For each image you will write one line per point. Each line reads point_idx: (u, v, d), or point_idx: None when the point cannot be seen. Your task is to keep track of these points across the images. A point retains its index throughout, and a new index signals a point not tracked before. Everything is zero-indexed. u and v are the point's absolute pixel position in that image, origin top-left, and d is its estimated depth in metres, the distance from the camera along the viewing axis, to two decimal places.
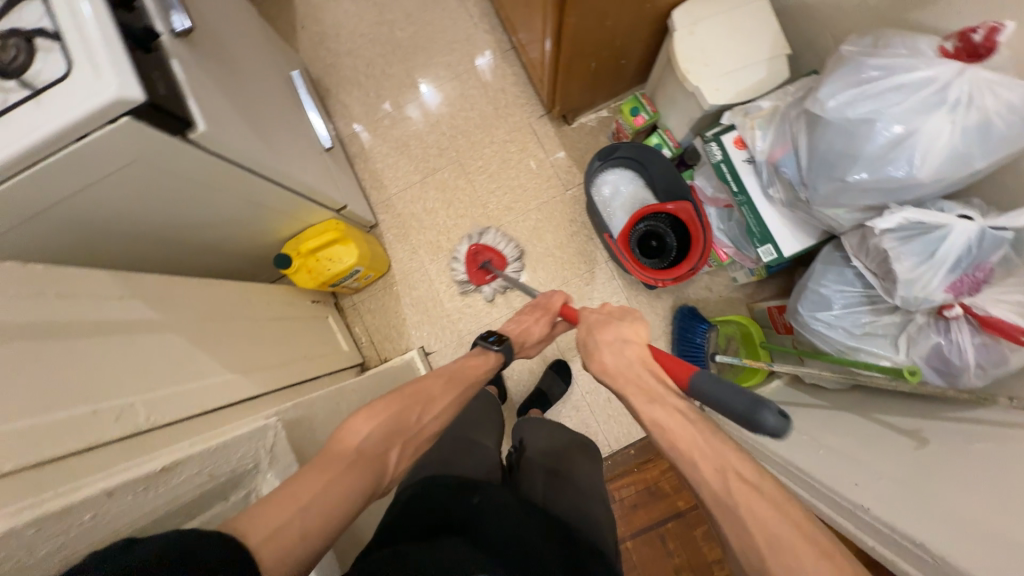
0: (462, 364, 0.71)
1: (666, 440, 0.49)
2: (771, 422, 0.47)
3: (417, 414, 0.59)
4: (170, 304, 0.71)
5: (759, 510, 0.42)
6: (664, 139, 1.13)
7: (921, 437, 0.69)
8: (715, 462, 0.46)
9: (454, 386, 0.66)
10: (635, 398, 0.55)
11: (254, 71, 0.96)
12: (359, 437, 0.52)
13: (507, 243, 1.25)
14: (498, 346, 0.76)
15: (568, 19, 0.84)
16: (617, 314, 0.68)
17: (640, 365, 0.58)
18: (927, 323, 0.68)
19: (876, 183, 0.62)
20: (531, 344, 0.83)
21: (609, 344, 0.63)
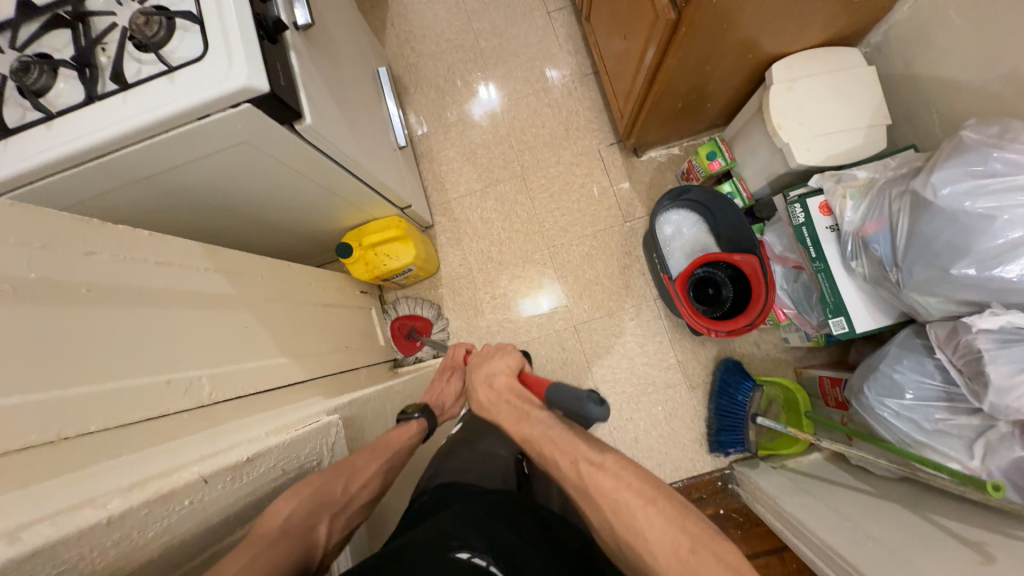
0: (391, 433, 0.68)
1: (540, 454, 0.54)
2: (596, 412, 0.50)
3: (344, 484, 0.55)
4: (244, 281, 0.74)
5: (603, 484, 0.47)
6: (737, 187, 1.11)
7: (987, 551, 0.64)
8: (569, 458, 0.51)
9: (380, 455, 0.62)
10: (509, 424, 0.60)
11: (349, 64, 0.99)
12: (282, 518, 0.48)
13: (425, 307, 1.26)
14: (417, 414, 0.73)
15: (670, 60, 0.85)
16: (492, 351, 0.71)
17: (507, 394, 0.63)
18: (1010, 434, 0.64)
19: (979, 280, 0.60)
20: (451, 405, 0.85)
21: (484, 379, 0.67)
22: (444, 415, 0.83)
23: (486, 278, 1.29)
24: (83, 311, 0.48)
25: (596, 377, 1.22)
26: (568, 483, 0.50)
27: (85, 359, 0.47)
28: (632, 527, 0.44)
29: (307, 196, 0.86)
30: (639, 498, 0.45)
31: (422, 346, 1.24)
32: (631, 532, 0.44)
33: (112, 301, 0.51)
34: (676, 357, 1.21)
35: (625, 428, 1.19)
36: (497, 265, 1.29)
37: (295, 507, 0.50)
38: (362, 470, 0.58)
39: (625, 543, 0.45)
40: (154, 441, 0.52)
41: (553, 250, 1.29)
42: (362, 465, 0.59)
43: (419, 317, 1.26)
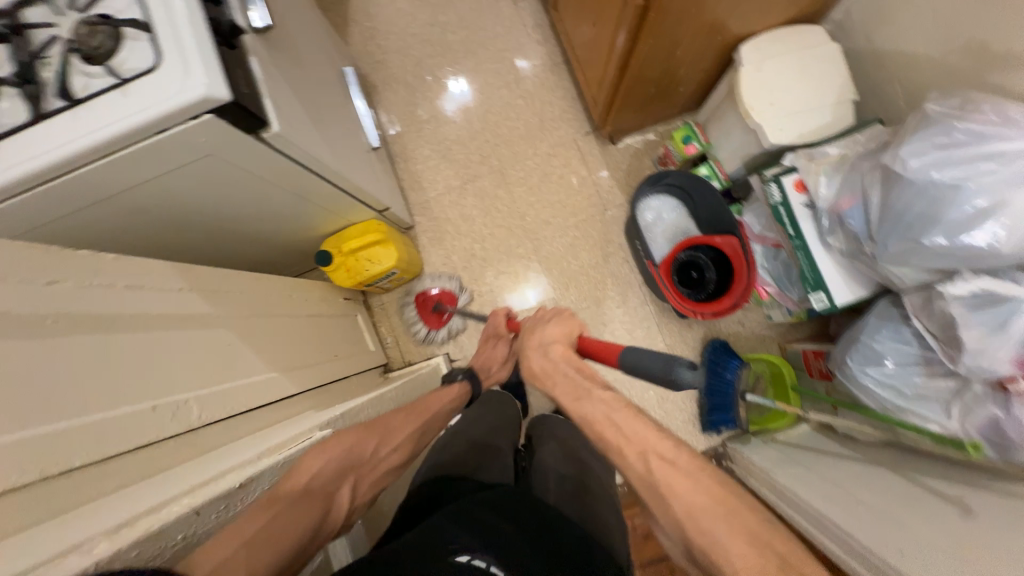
0: (426, 400, 0.80)
1: (594, 434, 0.54)
2: (687, 376, 0.56)
3: (376, 445, 0.64)
4: (223, 298, 0.71)
5: (678, 486, 0.47)
6: (714, 170, 1.12)
7: (968, 506, 0.68)
8: (637, 448, 0.50)
9: (412, 420, 0.73)
10: (566, 396, 0.60)
11: (313, 65, 0.95)
12: (314, 473, 0.54)
13: (448, 278, 1.24)
14: (461, 376, 0.94)
15: (641, 46, 0.85)
16: (549, 316, 0.74)
17: (565, 363, 0.65)
18: (985, 394, 0.66)
19: (951, 249, 0.61)
20: (498, 367, 1.05)
21: (537, 347, 0.68)
22: (490, 375, 1.04)
23: (472, 275, 1.28)
24: (53, 345, 0.45)
25: None
26: (630, 474, 0.50)
27: (59, 394, 0.44)
28: (705, 533, 0.44)
29: (281, 204, 0.84)
30: (717, 507, 0.45)
31: (449, 317, 1.23)
32: (699, 537, 0.44)
33: (83, 332, 0.49)
34: (664, 341, 1.23)
35: None
36: (482, 261, 1.28)
37: (326, 464, 0.55)
38: (394, 433, 0.68)
39: (694, 546, 0.45)
40: (141, 472, 0.50)
41: (537, 242, 1.28)
42: (396, 430, 0.69)
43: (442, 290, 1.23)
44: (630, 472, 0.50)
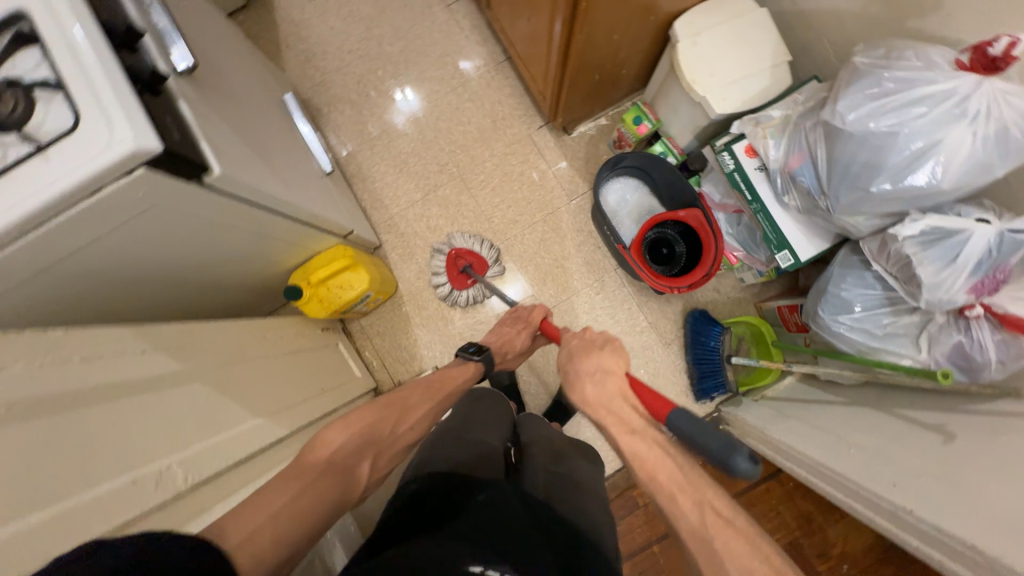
0: (441, 376, 0.86)
1: (644, 471, 0.53)
2: (743, 466, 0.51)
3: (392, 425, 0.69)
4: (193, 354, 0.69)
5: (733, 545, 0.46)
6: (668, 147, 1.13)
7: (948, 431, 0.72)
8: (694, 497, 0.50)
9: (428, 398, 0.79)
10: (616, 429, 0.59)
11: (248, 97, 0.92)
12: (333, 448, 0.59)
13: (483, 245, 1.24)
14: (479, 358, 0.91)
15: (578, 36, 0.85)
16: (599, 341, 0.73)
17: (620, 397, 0.63)
18: (947, 322, 0.71)
19: (897, 192, 0.64)
20: (513, 354, 0.99)
21: (590, 374, 0.67)
22: (503, 361, 0.98)
23: None
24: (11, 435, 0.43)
25: None
26: (682, 524, 0.49)
27: (24, 487, 0.41)
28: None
29: (239, 246, 0.81)
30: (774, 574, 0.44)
31: (474, 284, 1.22)
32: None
33: (40, 415, 0.46)
34: (647, 319, 1.25)
35: None
36: None
37: (346, 441, 0.61)
38: (411, 412, 0.73)
39: None
40: None
41: (507, 242, 1.28)
42: (413, 408, 0.75)
43: (477, 255, 1.23)
44: (682, 522, 0.49)
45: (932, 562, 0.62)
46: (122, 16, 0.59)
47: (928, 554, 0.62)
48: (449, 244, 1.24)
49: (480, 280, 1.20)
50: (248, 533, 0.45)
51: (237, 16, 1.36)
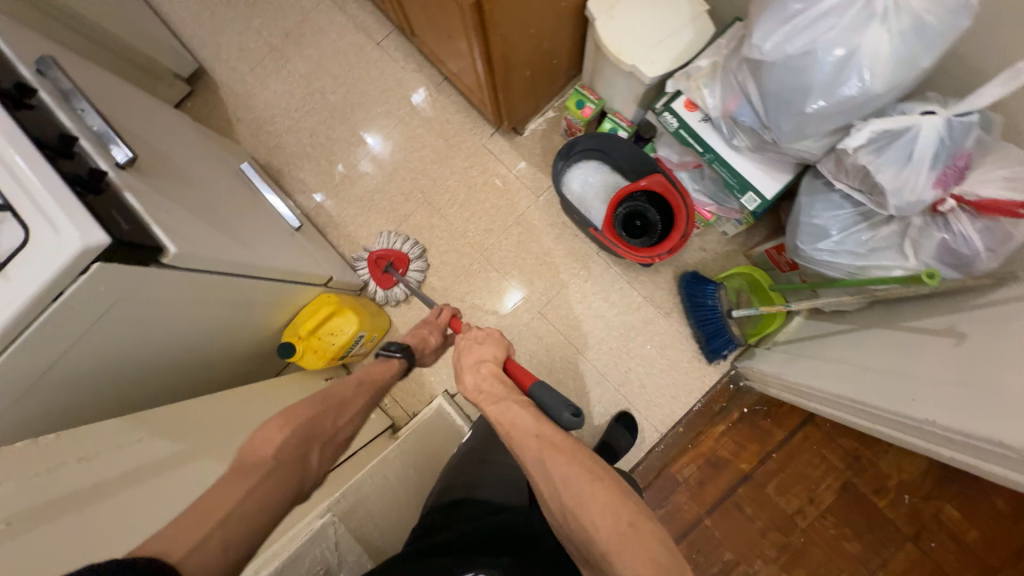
0: (366, 370, 0.76)
1: (504, 429, 0.59)
2: (568, 419, 0.61)
3: (332, 419, 0.65)
4: (195, 433, 0.70)
5: (559, 462, 0.52)
6: (616, 122, 1.12)
7: (958, 332, 0.69)
8: (536, 433, 0.56)
9: (365, 390, 0.72)
10: (485, 403, 0.63)
11: (200, 176, 0.94)
12: (275, 445, 0.57)
13: (404, 242, 1.27)
14: (399, 354, 0.80)
15: (493, 37, 0.86)
16: (479, 336, 0.74)
17: (495, 378, 0.66)
18: (925, 223, 0.69)
19: (834, 107, 0.62)
20: (428, 353, 0.90)
21: (472, 364, 0.69)
22: (418, 361, 0.88)
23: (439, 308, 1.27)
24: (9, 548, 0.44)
25: (580, 348, 1.24)
26: (524, 453, 0.56)
27: None
28: (578, 499, 0.50)
29: (219, 318, 0.82)
30: (586, 476, 0.51)
31: (396, 283, 1.25)
32: (570, 499, 0.50)
33: (39, 523, 0.47)
34: (640, 294, 1.23)
35: (628, 377, 1.22)
36: (443, 292, 1.28)
37: (287, 437, 0.58)
38: (348, 406, 0.68)
39: (566, 509, 0.50)
40: None
41: (487, 253, 1.29)
42: (350, 402, 0.69)
43: (398, 253, 1.26)
44: (524, 452, 0.55)
45: (973, 468, 0.61)
46: (53, 129, 0.62)
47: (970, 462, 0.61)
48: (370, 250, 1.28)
49: (400, 276, 1.23)
50: (191, 549, 0.45)
51: (185, 104, 1.41)
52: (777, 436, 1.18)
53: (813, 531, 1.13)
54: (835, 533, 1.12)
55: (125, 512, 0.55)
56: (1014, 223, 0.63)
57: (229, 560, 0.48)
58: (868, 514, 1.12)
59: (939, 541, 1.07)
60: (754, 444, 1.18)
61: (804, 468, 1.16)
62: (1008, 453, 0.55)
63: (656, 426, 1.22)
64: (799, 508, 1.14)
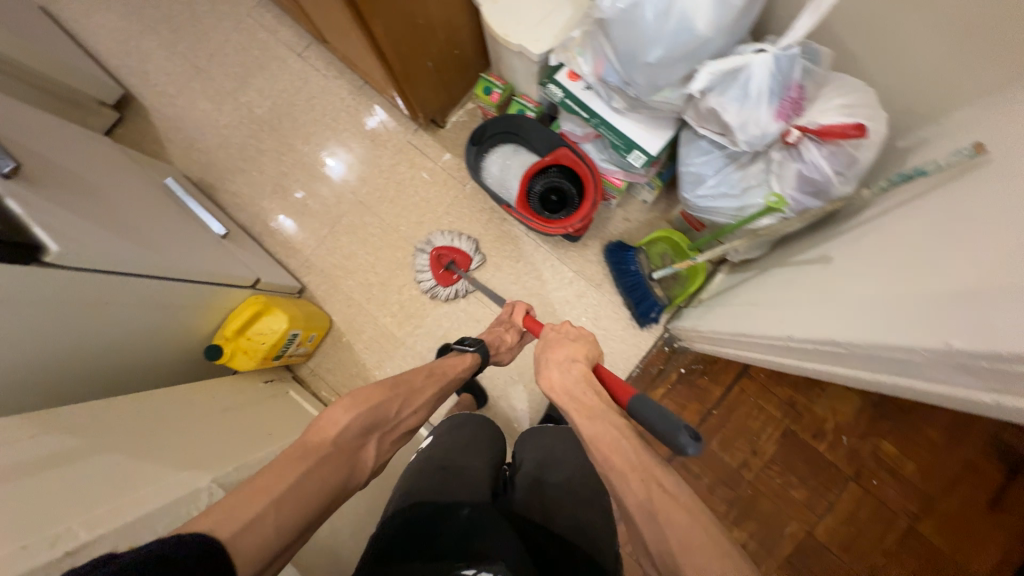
0: (442, 362, 0.84)
1: (600, 452, 0.55)
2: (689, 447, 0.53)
3: (397, 408, 0.70)
4: (102, 429, 0.72)
5: (678, 519, 0.49)
6: (523, 104, 1.17)
7: (825, 256, 0.72)
8: (642, 475, 0.52)
9: (434, 383, 0.79)
10: (577, 414, 0.61)
11: (109, 189, 0.96)
12: (340, 427, 0.62)
13: (463, 239, 1.26)
14: (473, 349, 0.89)
15: (376, 31, 0.90)
16: (572, 335, 0.75)
17: (585, 382, 0.65)
18: (783, 156, 0.73)
19: (673, 54, 0.67)
20: (504, 350, 0.98)
21: (558, 362, 0.69)
22: (494, 356, 0.97)
23: (379, 303, 1.30)
24: None
25: None
26: (629, 498, 0.52)
27: None
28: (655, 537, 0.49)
29: (124, 320, 0.84)
30: (715, 549, 0.47)
31: (459, 278, 1.25)
32: (688, 566, 0.46)
33: None
34: (571, 269, 1.27)
35: None
36: (382, 286, 1.31)
37: (351, 421, 0.63)
38: (416, 397, 0.74)
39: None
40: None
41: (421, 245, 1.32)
42: (419, 395, 0.75)
43: (460, 250, 1.24)
44: (630, 495, 0.52)
45: (829, 374, 0.64)
46: None
47: (821, 366, 0.64)
48: (429, 244, 1.26)
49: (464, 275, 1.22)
50: None
51: (115, 131, 1.44)
52: (715, 391, 1.19)
53: (761, 483, 1.14)
54: (782, 482, 1.14)
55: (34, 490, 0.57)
56: (856, 146, 0.66)
57: (278, 539, 0.50)
58: (811, 459, 1.14)
59: (880, 478, 1.11)
60: (695, 403, 1.19)
61: (745, 420, 1.17)
62: (847, 351, 0.57)
63: None
64: (744, 461, 1.16)
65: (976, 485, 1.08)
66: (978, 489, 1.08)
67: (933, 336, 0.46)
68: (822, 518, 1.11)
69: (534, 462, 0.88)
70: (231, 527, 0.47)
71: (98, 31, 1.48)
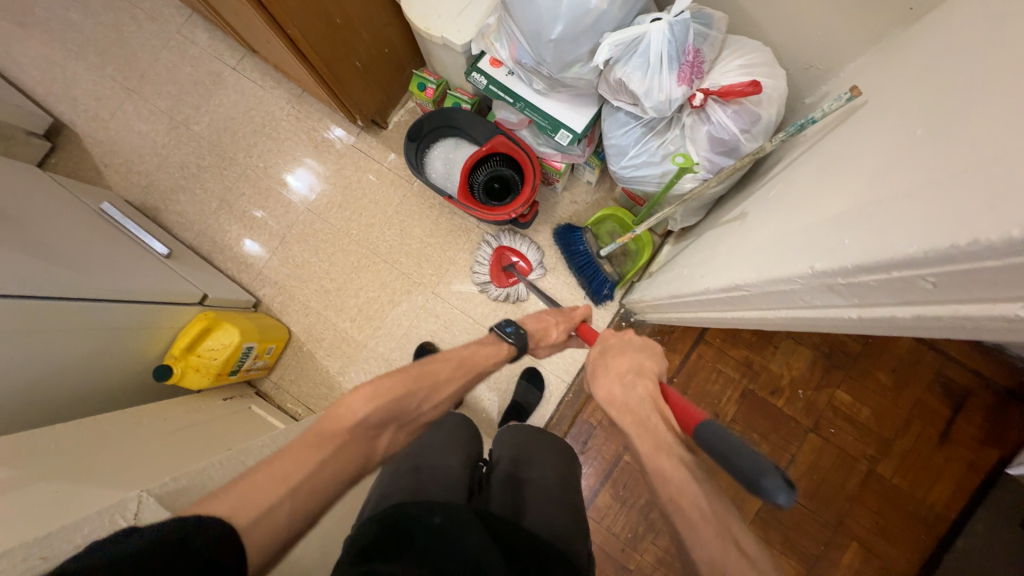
0: (474, 348, 0.74)
1: (667, 490, 0.48)
2: (777, 493, 0.40)
3: (417, 402, 0.63)
4: (43, 456, 0.70)
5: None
6: (457, 97, 1.18)
7: (743, 213, 0.75)
8: (718, 528, 0.46)
9: (462, 376, 0.69)
10: (639, 436, 0.52)
11: (35, 217, 0.94)
12: (355, 415, 0.56)
13: (532, 248, 1.23)
14: (512, 339, 0.76)
15: (294, 34, 0.90)
16: (640, 347, 0.65)
17: (652, 403, 0.55)
18: (694, 121, 0.76)
19: (575, 28, 0.68)
20: (545, 345, 0.83)
21: (620, 373, 0.60)
22: (532, 349, 0.82)
23: (337, 308, 1.30)
24: None
25: (478, 319, 1.27)
26: (702, 554, 0.45)
27: None
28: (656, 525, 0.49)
29: (53, 344, 0.81)
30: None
31: (516, 283, 1.22)
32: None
33: None
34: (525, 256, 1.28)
35: None
36: (338, 291, 1.31)
37: (368, 412, 0.57)
38: (440, 391, 0.65)
39: None
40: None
41: (374, 246, 1.31)
42: (444, 388, 0.66)
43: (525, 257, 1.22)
44: (701, 549, 0.45)
45: (748, 322, 0.67)
46: None
47: (742, 315, 0.67)
48: (495, 241, 1.24)
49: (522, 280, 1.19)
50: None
51: (48, 162, 1.40)
52: (675, 360, 1.22)
53: None
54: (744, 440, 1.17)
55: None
56: (756, 103, 0.70)
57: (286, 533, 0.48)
58: (771, 415, 1.18)
59: (836, 426, 1.15)
60: None
61: (705, 385, 1.20)
62: (750, 294, 0.60)
63: (563, 377, 1.25)
64: None
65: (926, 422, 1.13)
66: (928, 425, 1.13)
67: (805, 263, 0.49)
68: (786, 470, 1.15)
69: (509, 459, 0.82)
70: (249, 515, 0.46)
71: (20, 62, 1.43)
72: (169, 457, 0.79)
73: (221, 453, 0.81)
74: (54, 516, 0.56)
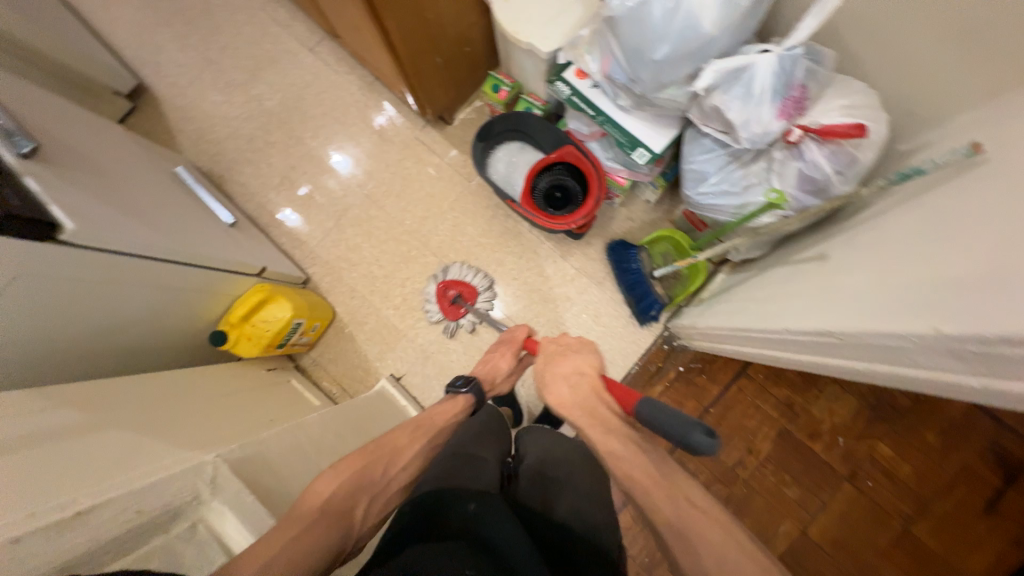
0: (432, 412, 0.81)
1: (620, 468, 0.58)
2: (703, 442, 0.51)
3: (386, 464, 0.69)
4: (112, 402, 0.74)
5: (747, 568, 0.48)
6: (530, 102, 1.19)
7: (823, 254, 0.73)
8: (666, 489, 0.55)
9: (421, 435, 0.75)
10: (592, 429, 0.63)
11: (123, 174, 0.99)
12: (322, 495, 0.62)
13: (474, 275, 1.27)
14: (465, 388, 0.87)
15: (387, 26, 0.92)
16: (575, 346, 0.76)
17: (594, 395, 0.66)
18: (785, 156, 0.75)
19: (680, 51, 0.68)
20: (502, 377, 0.95)
21: (565, 376, 0.70)
22: (493, 388, 0.94)
23: (382, 295, 1.32)
24: None
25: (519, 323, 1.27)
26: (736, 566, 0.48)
27: None
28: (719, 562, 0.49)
29: (127, 299, 0.85)
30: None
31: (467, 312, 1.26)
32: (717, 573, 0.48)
33: None
34: (574, 267, 1.28)
35: None
36: (385, 279, 1.33)
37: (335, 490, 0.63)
38: (403, 453, 0.71)
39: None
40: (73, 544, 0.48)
41: (425, 239, 1.33)
42: (406, 449, 0.72)
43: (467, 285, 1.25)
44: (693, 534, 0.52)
45: (823, 367, 0.65)
46: None
47: (818, 360, 0.65)
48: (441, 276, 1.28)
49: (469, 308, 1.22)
50: None
51: (127, 120, 1.46)
52: (713, 389, 1.20)
53: (755, 481, 1.15)
54: (776, 480, 1.15)
55: (71, 448, 0.60)
56: (857, 146, 0.68)
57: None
58: (806, 459, 1.15)
59: (874, 479, 1.12)
60: (693, 400, 1.19)
61: (741, 418, 1.18)
62: (839, 340, 0.59)
63: None
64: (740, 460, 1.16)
65: (973, 489, 1.09)
66: (974, 493, 1.09)
67: (925, 321, 0.47)
68: (815, 517, 1.12)
69: (536, 456, 0.79)
70: None
71: (114, 21, 1.50)
72: (223, 420, 0.82)
73: (267, 426, 0.84)
74: (128, 467, 0.60)
